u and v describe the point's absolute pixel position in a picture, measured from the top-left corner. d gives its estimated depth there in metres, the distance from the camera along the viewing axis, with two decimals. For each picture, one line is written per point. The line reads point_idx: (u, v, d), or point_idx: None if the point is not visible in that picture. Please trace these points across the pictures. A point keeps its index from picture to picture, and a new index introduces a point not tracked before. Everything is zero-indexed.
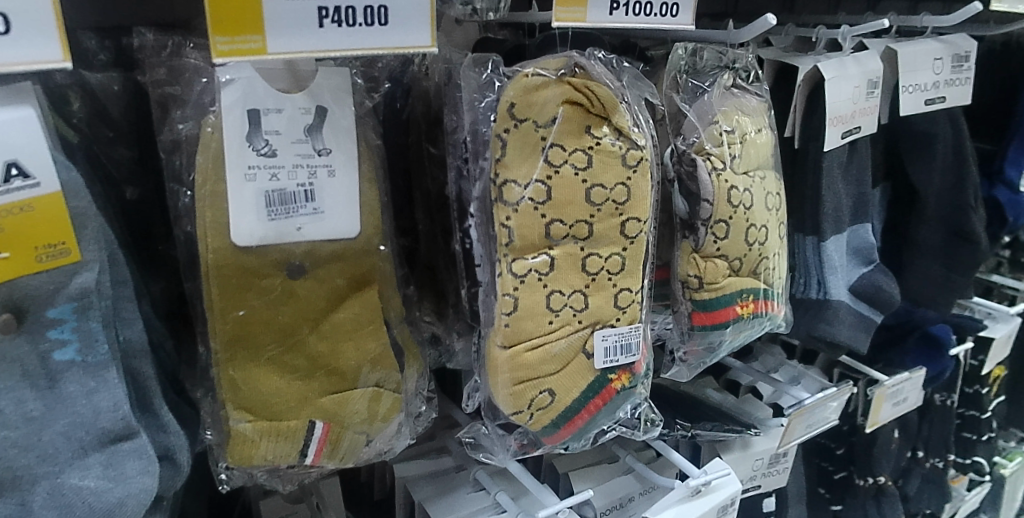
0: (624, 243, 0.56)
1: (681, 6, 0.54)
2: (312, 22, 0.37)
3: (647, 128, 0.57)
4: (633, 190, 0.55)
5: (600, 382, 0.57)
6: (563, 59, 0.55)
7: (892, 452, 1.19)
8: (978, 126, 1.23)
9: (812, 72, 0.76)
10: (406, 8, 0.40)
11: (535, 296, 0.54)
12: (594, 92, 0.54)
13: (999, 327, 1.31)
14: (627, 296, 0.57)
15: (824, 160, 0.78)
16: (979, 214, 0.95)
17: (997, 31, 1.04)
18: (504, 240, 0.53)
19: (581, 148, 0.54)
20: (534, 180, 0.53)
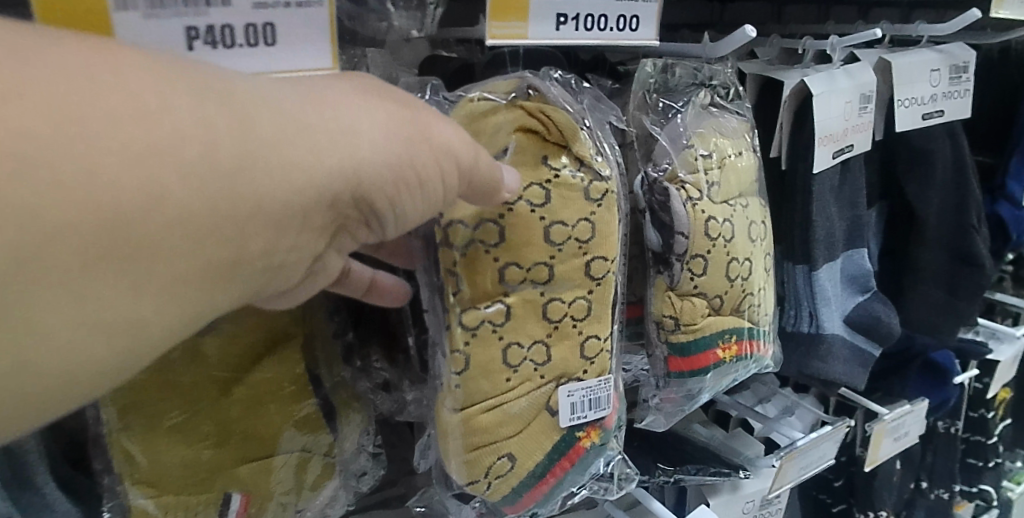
0: (590, 284, 0.49)
1: (641, 20, 0.48)
2: (180, 45, 0.33)
3: (611, 155, 0.51)
4: (600, 226, 0.49)
5: (567, 441, 0.50)
6: (515, 80, 0.49)
7: (894, 484, 1.12)
8: (977, 139, 1.17)
9: (800, 86, 0.69)
10: (299, 28, 0.37)
11: (489, 351, 0.47)
12: (551, 118, 0.48)
13: (1005, 349, 1.25)
14: (595, 344, 0.50)
15: (814, 182, 0.71)
16: (980, 235, 0.89)
17: (996, 39, 0.98)
18: (452, 288, 0.47)
19: (536, 181, 0.47)
20: (484, 220, 0.46)
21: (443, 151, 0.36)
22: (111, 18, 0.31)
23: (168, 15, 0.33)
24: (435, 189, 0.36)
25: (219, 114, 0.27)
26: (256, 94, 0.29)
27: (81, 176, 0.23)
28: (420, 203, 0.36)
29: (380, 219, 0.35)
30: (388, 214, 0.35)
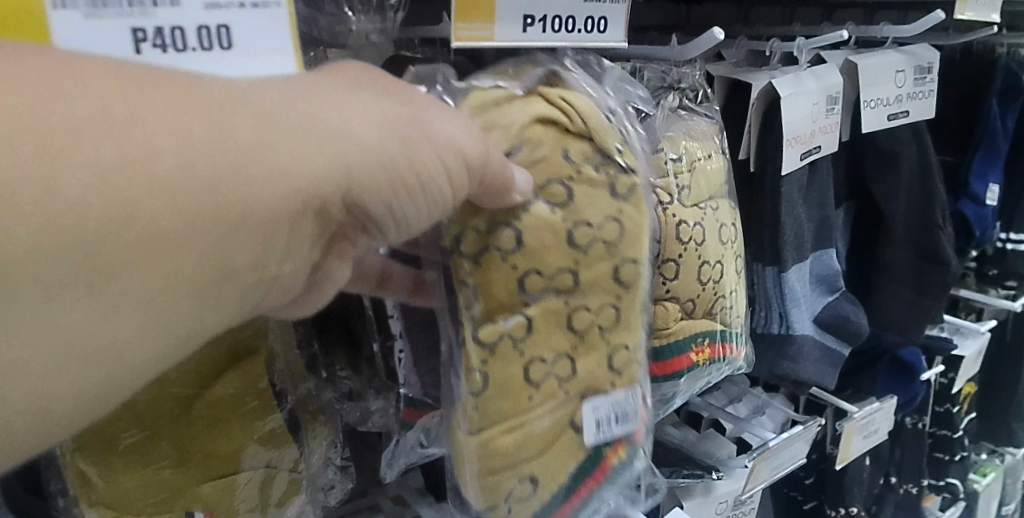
0: (624, 291, 0.44)
1: (610, 21, 0.47)
2: (127, 48, 0.32)
3: (636, 146, 0.47)
4: (630, 224, 0.43)
5: (594, 460, 0.45)
6: (532, 69, 0.45)
7: (864, 480, 1.13)
8: (940, 139, 1.19)
9: (767, 88, 0.70)
10: (255, 30, 0.35)
11: (509, 369, 0.43)
12: (574, 105, 0.43)
13: (969, 344, 1.27)
14: (625, 355, 0.45)
15: (783, 185, 0.71)
16: (946, 235, 0.90)
17: (958, 40, 0.99)
18: (465, 301, 0.43)
19: (558, 178, 0.42)
20: (513, 226, 0.41)
21: (456, 154, 0.34)
22: (46, 18, 0.30)
23: (110, 16, 0.31)
24: (451, 191, 0.35)
25: (211, 128, 0.26)
26: (240, 97, 0.27)
27: (61, 183, 0.22)
28: (432, 210, 0.34)
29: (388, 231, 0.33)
30: (396, 225, 0.33)
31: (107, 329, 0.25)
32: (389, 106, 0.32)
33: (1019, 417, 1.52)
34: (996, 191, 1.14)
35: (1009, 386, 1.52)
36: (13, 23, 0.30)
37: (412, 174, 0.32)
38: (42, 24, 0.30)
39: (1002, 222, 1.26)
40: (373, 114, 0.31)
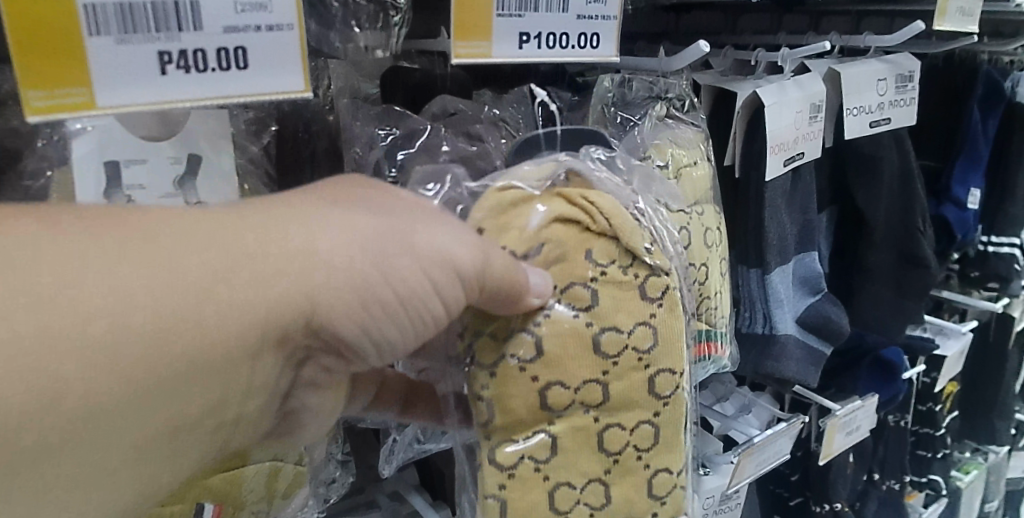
0: (659, 403, 0.45)
1: (602, 37, 0.50)
2: (154, 70, 0.34)
3: (666, 242, 0.47)
4: (659, 325, 0.45)
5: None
6: (550, 165, 0.45)
7: (848, 476, 1.16)
8: (923, 144, 1.22)
9: (752, 96, 0.73)
10: (271, 50, 0.38)
11: (534, 492, 0.44)
12: (602, 209, 0.43)
13: (951, 344, 1.30)
14: (665, 479, 0.47)
15: (766, 189, 0.74)
16: (926, 238, 0.93)
17: (942, 48, 1.01)
18: (485, 417, 0.44)
19: (580, 281, 0.43)
20: (537, 333, 0.43)
21: (427, 277, 0.38)
22: (82, 45, 0.32)
23: (140, 41, 0.33)
24: (427, 309, 0.39)
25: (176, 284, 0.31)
26: (208, 244, 0.33)
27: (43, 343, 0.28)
28: (405, 327, 0.39)
29: (364, 348, 0.39)
30: (372, 339, 0.38)
31: (99, 461, 0.32)
32: (369, 244, 0.37)
33: (1000, 416, 1.56)
34: (978, 195, 1.17)
35: (991, 386, 1.56)
36: (48, 48, 0.31)
37: (383, 300, 0.37)
38: (77, 49, 0.32)
39: (984, 225, 1.29)
40: (351, 257, 0.36)
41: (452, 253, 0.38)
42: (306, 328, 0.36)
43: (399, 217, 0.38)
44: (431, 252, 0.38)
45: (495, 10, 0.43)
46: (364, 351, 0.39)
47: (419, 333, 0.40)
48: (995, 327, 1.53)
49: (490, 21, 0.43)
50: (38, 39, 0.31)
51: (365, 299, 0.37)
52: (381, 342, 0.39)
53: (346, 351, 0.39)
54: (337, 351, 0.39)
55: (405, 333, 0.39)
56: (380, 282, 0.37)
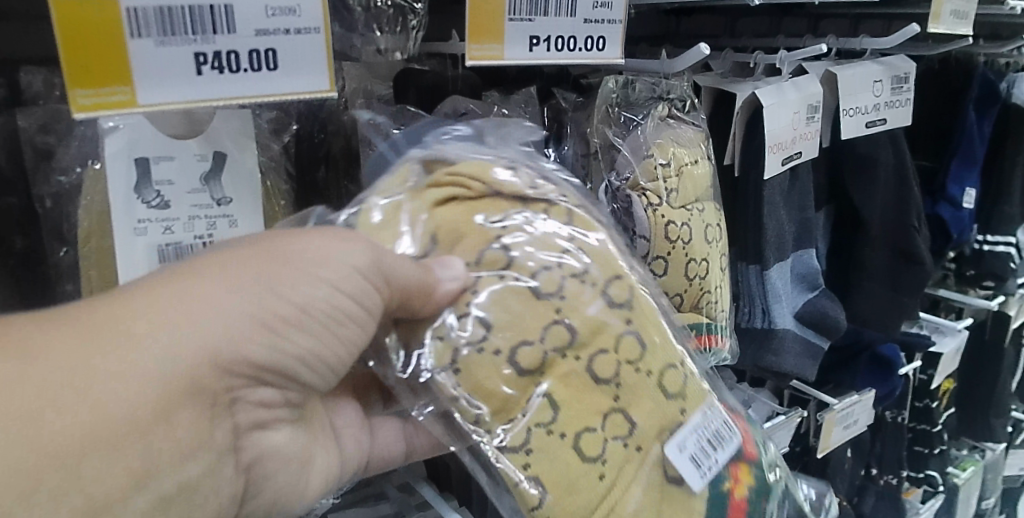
0: (628, 310, 0.46)
1: (608, 40, 0.52)
2: (190, 71, 0.37)
3: (551, 179, 0.50)
4: (584, 244, 0.46)
5: (723, 500, 0.46)
6: (406, 162, 0.48)
7: (846, 471, 1.18)
8: (918, 145, 1.25)
9: (751, 97, 0.75)
10: (299, 52, 0.40)
11: (561, 453, 0.44)
12: (463, 171, 0.46)
13: (947, 342, 1.33)
14: (673, 374, 0.46)
15: (765, 187, 0.76)
16: (921, 235, 0.95)
17: (936, 50, 1.03)
18: (473, 408, 0.44)
19: (490, 244, 0.44)
20: (483, 308, 0.43)
21: (323, 287, 0.39)
22: (126, 48, 0.35)
23: (178, 43, 0.36)
24: (339, 315, 0.40)
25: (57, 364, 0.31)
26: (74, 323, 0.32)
27: None
28: (327, 339, 0.40)
29: (294, 369, 0.40)
30: (301, 355, 0.39)
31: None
32: (243, 275, 0.37)
33: (996, 413, 1.59)
34: (973, 194, 1.20)
35: (987, 383, 1.58)
36: (93, 50, 0.34)
37: (290, 318, 0.38)
38: (121, 52, 0.35)
39: (979, 224, 1.31)
40: (231, 291, 0.36)
41: (341, 260, 0.40)
42: (233, 367, 0.36)
43: (269, 243, 0.39)
44: (317, 263, 0.39)
45: (508, 14, 0.45)
46: (297, 371, 0.40)
47: (340, 342, 0.41)
48: (991, 325, 1.56)
49: (502, 26, 0.45)
50: (85, 41, 0.34)
51: (271, 323, 0.37)
52: (309, 357, 0.40)
53: (280, 378, 0.40)
54: (274, 379, 0.39)
55: (328, 345, 0.41)
56: (275, 303, 0.37)
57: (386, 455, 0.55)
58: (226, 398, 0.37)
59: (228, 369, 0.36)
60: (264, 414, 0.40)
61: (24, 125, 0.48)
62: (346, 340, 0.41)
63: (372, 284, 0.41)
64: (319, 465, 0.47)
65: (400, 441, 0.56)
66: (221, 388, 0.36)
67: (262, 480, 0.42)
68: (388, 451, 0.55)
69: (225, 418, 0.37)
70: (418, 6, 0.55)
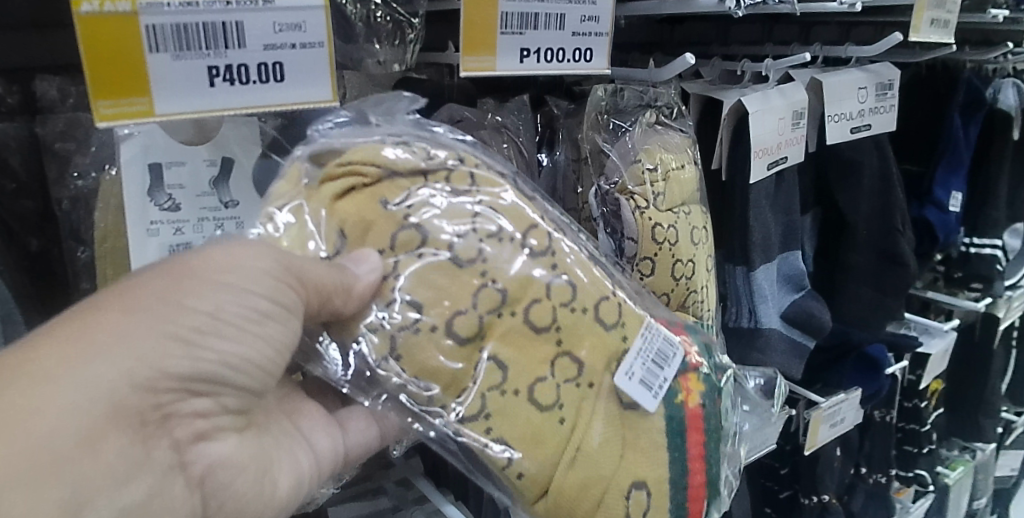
0: (551, 256, 0.48)
1: (595, 51, 0.54)
2: (203, 81, 0.40)
3: (446, 142, 0.50)
4: (494, 205, 0.47)
5: (679, 412, 0.51)
6: (294, 162, 0.48)
7: (835, 469, 1.21)
8: (905, 150, 1.28)
9: (737, 104, 0.78)
10: (305, 65, 0.43)
11: (521, 409, 0.46)
12: (356, 158, 0.46)
13: (935, 343, 1.35)
14: (608, 305, 0.49)
15: (752, 190, 0.79)
16: (907, 238, 0.98)
17: (922, 56, 1.04)
18: (427, 390, 0.46)
19: (400, 227, 0.45)
20: (407, 291, 0.45)
21: (232, 293, 0.40)
22: (145, 61, 0.38)
23: (193, 58, 0.39)
24: (255, 316, 0.41)
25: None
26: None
27: None
28: (251, 341, 0.41)
29: (225, 375, 0.41)
30: (226, 359, 0.40)
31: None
32: (143, 301, 0.38)
33: (986, 413, 1.61)
34: (960, 198, 1.22)
35: (977, 384, 1.60)
36: (114, 62, 0.37)
37: (201, 328, 0.39)
38: (142, 65, 0.37)
39: (966, 227, 1.33)
40: (132, 319, 0.37)
41: (245, 267, 0.41)
42: (154, 384, 0.37)
43: (167, 266, 0.40)
44: (222, 273, 0.40)
45: (499, 28, 0.48)
46: (228, 375, 0.41)
47: (269, 343, 0.42)
48: (981, 326, 1.58)
49: (494, 38, 0.48)
50: (106, 54, 0.36)
51: (184, 335, 0.38)
52: (237, 359, 0.41)
53: (212, 387, 0.40)
54: (205, 388, 0.40)
55: (256, 348, 0.42)
56: (181, 317, 0.38)
57: (363, 443, 0.55)
58: (155, 416, 0.38)
59: (150, 388, 0.37)
60: (205, 425, 0.41)
61: (44, 132, 0.51)
62: (272, 338, 0.42)
63: (283, 282, 0.42)
64: (284, 465, 0.48)
65: (371, 427, 0.56)
66: (144, 408, 0.37)
67: (223, 489, 0.42)
68: (363, 440, 0.56)
69: (158, 437, 0.38)
70: (416, 20, 0.57)
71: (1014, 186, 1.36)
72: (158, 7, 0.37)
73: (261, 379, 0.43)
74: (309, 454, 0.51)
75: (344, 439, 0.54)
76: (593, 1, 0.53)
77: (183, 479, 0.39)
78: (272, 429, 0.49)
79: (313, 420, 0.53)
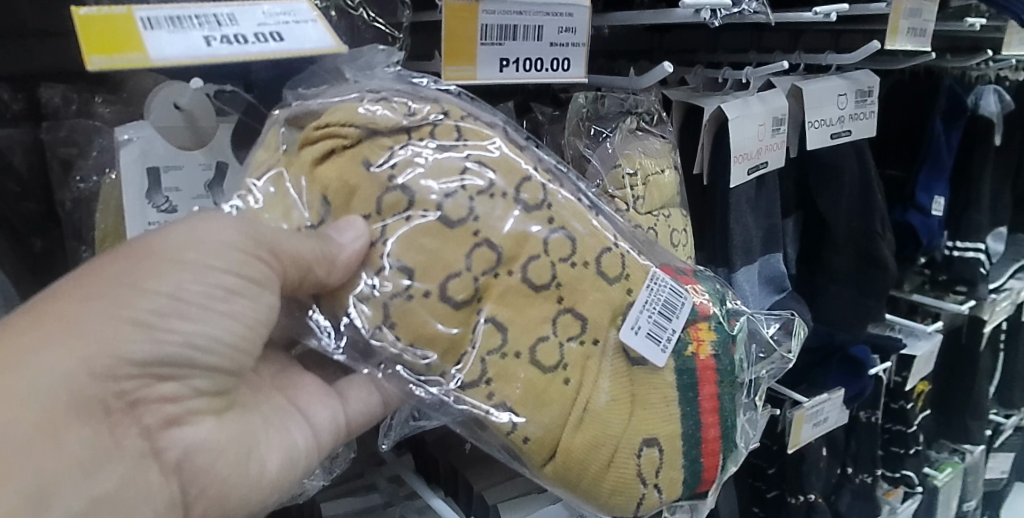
0: (546, 209, 0.50)
1: (573, 61, 0.57)
2: (200, 42, 0.40)
3: (428, 94, 0.52)
4: (482, 157, 0.49)
5: (689, 365, 0.56)
6: (273, 128, 0.50)
7: (821, 469, 1.23)
8: (886, 154, 1.31)
9: (718, 111, 0.80)
10: (298, 32, 0.44)
11: (523, 371, 0.49)
12: (332, 120, 0.48)
13: (920, 345, 1.38)
14: (612, 259, 0.52)
15: (732, 194, 0.82)
16: (886, 241, 1.00)
17: (908, 62, 1.05)
18: (421, 359, 0.49)
19: (386, 189, 0.47)
20: (396, 256, 0.47)
21: (191, 272, 0.42)
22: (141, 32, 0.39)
23: (187, 31, 0.41)
24: (219, 293, 0.43)
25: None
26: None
27: None
28: (214, 320, 0.43)
29: (190, 356, 0.42)
30: (191, 339, 0.42)
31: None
32: (100, 288, 0.40)
33: (973, 415, 1.63)
34: (942, 201, 1.23)
35: (963, 387, 1.63)
36: (110, 29, 0.39)
37: (162, 310, 0.41)
38: (136, 37, 0.39)
39: (949, 231, 1.36)
40: (88, 306, 0.39)
41: (205, 244, 0.42)
42: (115, 371, 0.39)
43: (126, 251, 0.41)
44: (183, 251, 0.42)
45: (479, 39, 0.51)
46: (195, 356, 0.42)
47: (236, 320, 0.44)
48: (967, 330, 1.60)
49: (475, 49, 0.51)
50: (101, 25, 0.39)
51: (144, 319, 0.40)
52: (195, 339, 0.42)
53: (179, 369, 0.42)
54: (170, 372, 0.42)
55: (227, 325, 0.43)
56: (138, 299, 0.40)
57: (365, 411, 0.57)
58: (120, 403, 0.40)
59: (110, 375, 0.39)
60: (175, 411, 0.43)
61: (49, 138, 0.54)
62: (241, 315, 0.44)
63: (254, 256, 0.43)
64: (271, 446, 0.50)
65: (373, 394, 0.58)
66: (106, 396, 0.39)
67: (203, 475, 0.45)
68: (364, 408, 0.58)
69: (125, 424, 0.40)
70: (398, 33, 0.58)
71: (996, 190, 1.39)
72: (150, 7, 0.41)
73: (237, 358, 0.45)
74: (304, 426, 0.54)
75: (343, 409, 0.57)
76: (571, 13, 0.55)
77: (157, 465, 0.42)
78: (261, 410, 0.51)
79: (309, 392, 0.56)
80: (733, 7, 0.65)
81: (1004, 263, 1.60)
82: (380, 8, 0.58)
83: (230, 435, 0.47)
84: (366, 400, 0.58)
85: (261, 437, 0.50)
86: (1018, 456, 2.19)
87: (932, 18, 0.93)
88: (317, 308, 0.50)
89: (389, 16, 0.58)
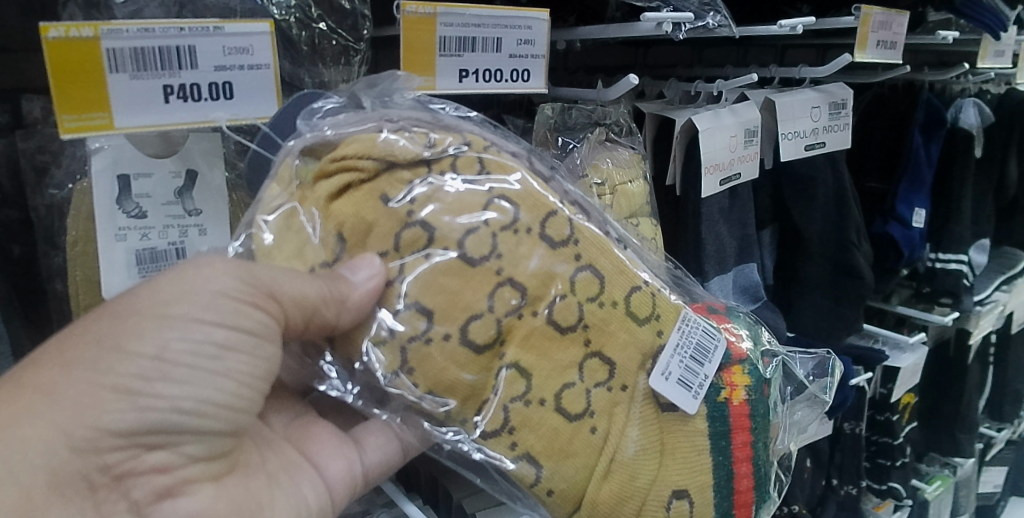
0: (573, 246, 0.50)
1: (532, 72, 0.62)
2: (160, 99, 0.47)
3: (440, 125, 0.51)
4: (504, 192, 0.49)
5: (722, 411, 0.55)
6: (286, 162, 0.49)
7: (805, 480, 1.22)
8: (863, 170, 1.33)
9: (688, 123, 0.82)
10: (250, 85, 0.50)
11: (547, 421, 0.49)
12: (349, 152, 0.48)
13: (905, 356, 1.38)
14: (642, 299, 0.52)
15: (703, 205, 0.84)
16: (861, 250, 1.01)
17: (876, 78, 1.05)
18: (440, 406, 0.49)
19: (399, 227, 0.47)
20: (413, 298, 0.47)
21: (176, 329, 0.43)
22: (105, 80, 0.45)
23: (149, 77, 0.46)
24: (210, 351, 0.44)
25: None
26: None
27: None
28: (205, 381, 0.44)
29: (183, 421, 0.43)
30: (179, 404, 0.43)
31: None
32: (85, 353, 0.42)
33: (962, 428, 1.61)
34: (923, 214, 1.23)
35: (952, 399, 1.62)
36: (74, 84, 0.44)
37: (147, 374, 0.42)
38: (99, 83, 0.45)
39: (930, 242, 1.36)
40: (72, 376, 0.42)
41: (195, 297, 0.43)
42: (97, 444, 0.41)
43: (111, 313, 0.43)
44: (171, 309, 0.43)
45: (438, 51, 0.55)
46: (187, 421, 0.43)
47: (229, 379, 0.45)
48: (955, 343, 1.59)
49: (434, 61, 0.55)
50: (66, 78, 0.44)
51: (128, 386, 0.42)
52: (193, 408, 0.43)
53: (170, 437, 0.43)
54: (160, 441, 0.43)
55: (217, 386, 0.44)
56: (123, 365, 0.42)
57: (383, 459, 0.58)
58: (105, 478, 0.42)
59: (93, 449, 0.41)
60: (167, 481, 0.44)
61: (22, 147, 0.55)
62: (236, 372, 0.45)
63: (251, 302, 0.45)
64: (278, 505, 0.51)
65: (391, 442, 0.59)
66: (89, 471, 0.41)
67: None
68: (381, 456, 0.58)
69: (111, 500, 0.43)
70: (361, 44, 0.61)
71: (978, 202, 1.40)
72: (118, 32, 0.45)
73: (232, 418, 0.46)
74: (317, 480, 0.55)
75: (361, 459, 0.58)
76: (529, 26, 0.60)
77: None
78: (267, 468, 0.53)
79: (325, 445, 0.57)
80: (696, 21, 0.67)
81: (988, 275, 1.60)
82: (340, 19, 0.60)
83: (232, 499, 0.47)
84: (384, 446, 0.59)
85: (267, 500, 0.50)
86: (1012, 470, 2.18)
87: (903, 31, 0.95)
88: (330, 356, 0.51)
89: (349, 27, 0.60)
